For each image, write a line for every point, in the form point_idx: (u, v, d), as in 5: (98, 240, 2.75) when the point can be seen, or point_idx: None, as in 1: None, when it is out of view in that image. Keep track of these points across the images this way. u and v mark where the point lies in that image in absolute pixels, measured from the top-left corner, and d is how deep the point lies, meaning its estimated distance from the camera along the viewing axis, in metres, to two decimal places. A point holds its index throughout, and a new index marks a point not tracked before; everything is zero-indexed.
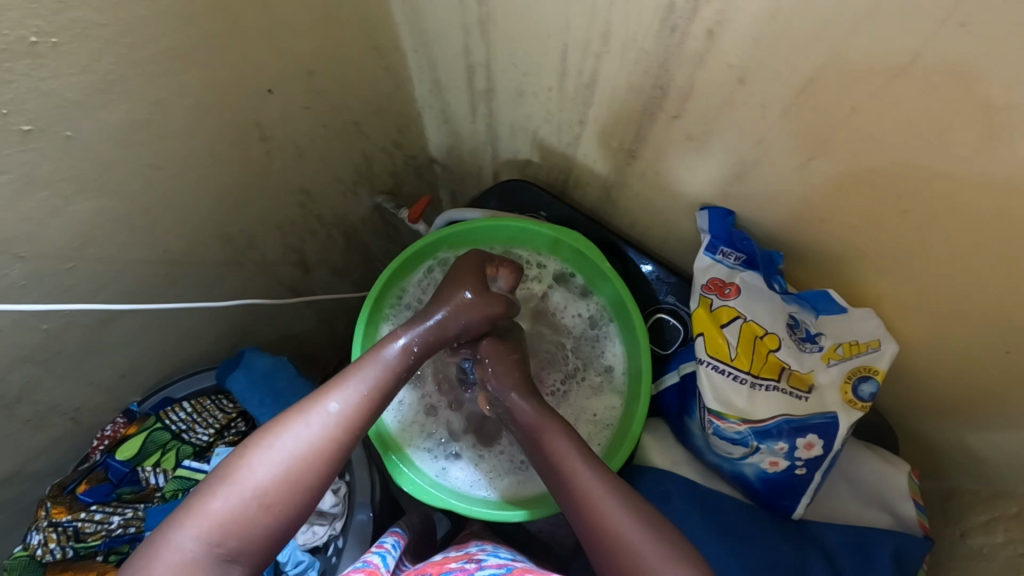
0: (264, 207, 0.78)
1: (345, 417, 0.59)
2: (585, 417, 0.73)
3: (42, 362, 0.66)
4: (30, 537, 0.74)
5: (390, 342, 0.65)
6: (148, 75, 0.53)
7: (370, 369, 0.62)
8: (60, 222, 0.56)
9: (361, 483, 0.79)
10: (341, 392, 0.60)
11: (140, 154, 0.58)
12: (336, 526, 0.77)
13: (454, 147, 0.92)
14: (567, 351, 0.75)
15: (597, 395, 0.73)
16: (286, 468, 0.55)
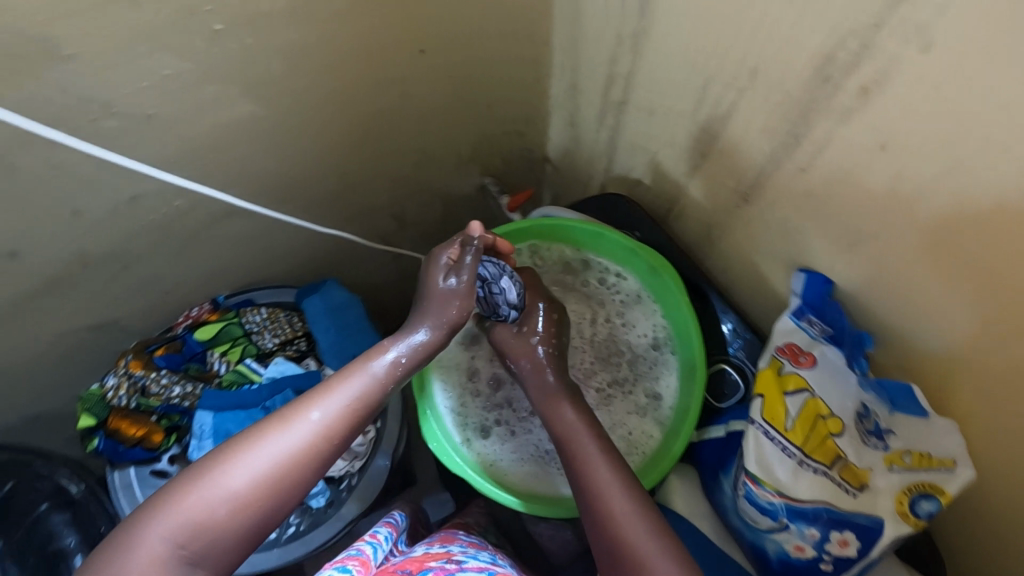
0: (383, 156, 0.85)
1: (327, 426, 0.57)
2: (619, 434, 0.67)
3: (165, 234, 0.74)
4: (108, 379, 0.83)
5: (380, 354, 0.63)
6: (330, 9, 0.59)
7: (355, 381, 0.60)
8: (218, 116, 0.63)
9: (389, 433, 0.85)
10: (326, 402, 0.58)
11: (300, 76, 0.64)
12: (354, 466, 0.83)
13: (571, 151, 0.96)
14: (619, 367, 0.70)
15: (636, 418, 0.68)
16: (266, 474, 0.53)
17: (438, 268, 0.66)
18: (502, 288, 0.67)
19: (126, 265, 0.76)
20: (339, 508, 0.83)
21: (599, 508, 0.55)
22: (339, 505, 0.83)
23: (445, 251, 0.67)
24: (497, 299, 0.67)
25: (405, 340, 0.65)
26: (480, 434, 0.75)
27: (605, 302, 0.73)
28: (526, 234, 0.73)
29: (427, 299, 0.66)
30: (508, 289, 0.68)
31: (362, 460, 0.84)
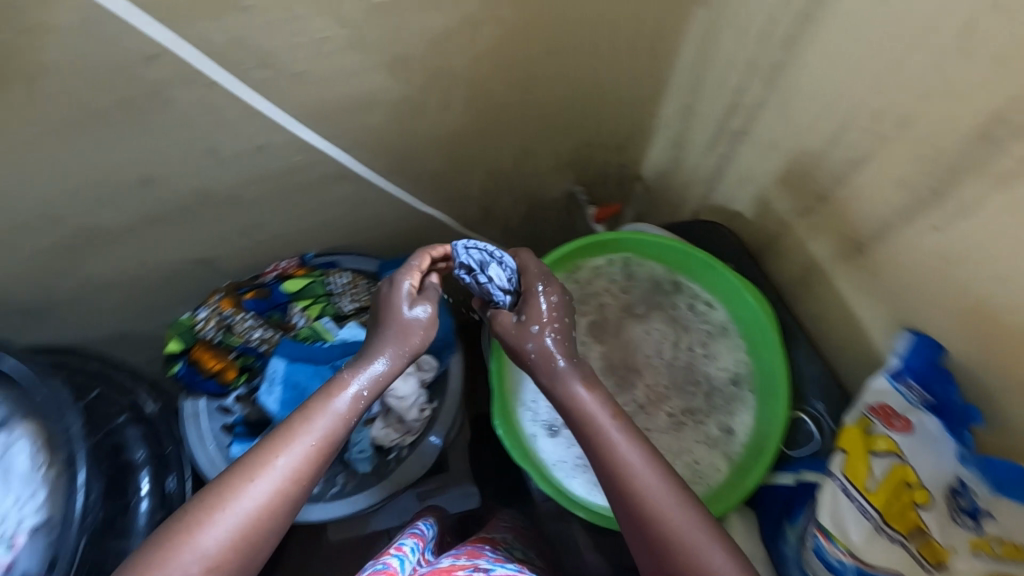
0: (489, 147, 0.88)
1: (293, 470, 0.55)
2: (684, 462, 0.64)
3: (281, 185, 0.79)
4: (199, 311, 0.88)
5: (340, 391, 0.60)
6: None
7: (318, 419, 0.58)
8: (357, 82, 0.67)
9: (444, 415, 0.89)
10: (290, 447, 0.56)
11: (439, 56, 0.68)
12: (405, 440, 0.87)
13: (669, 172, 0.97)
14: (694, 395, 0.67)
15: (705, 450, 0.65)
16: (239, 529, 0.52)
17: (398, 297, 0.66)
18: (486, 279, 0.66)
19: (241, 208, 0.81)
20: (383, 476, 0.87)
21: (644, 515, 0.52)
22: (384, 475, 0.87)
23: (408, 277, 0.67)
24: (486, 289, 0.67)
25: (363, 372, 0.62)
26: (547, 432, 0.76)
27: (689, 328, 0.70)
28: (621, 245, 0.71)
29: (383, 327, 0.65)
30: (497, 279, 0.66)
31: (413, 437, 0.88)
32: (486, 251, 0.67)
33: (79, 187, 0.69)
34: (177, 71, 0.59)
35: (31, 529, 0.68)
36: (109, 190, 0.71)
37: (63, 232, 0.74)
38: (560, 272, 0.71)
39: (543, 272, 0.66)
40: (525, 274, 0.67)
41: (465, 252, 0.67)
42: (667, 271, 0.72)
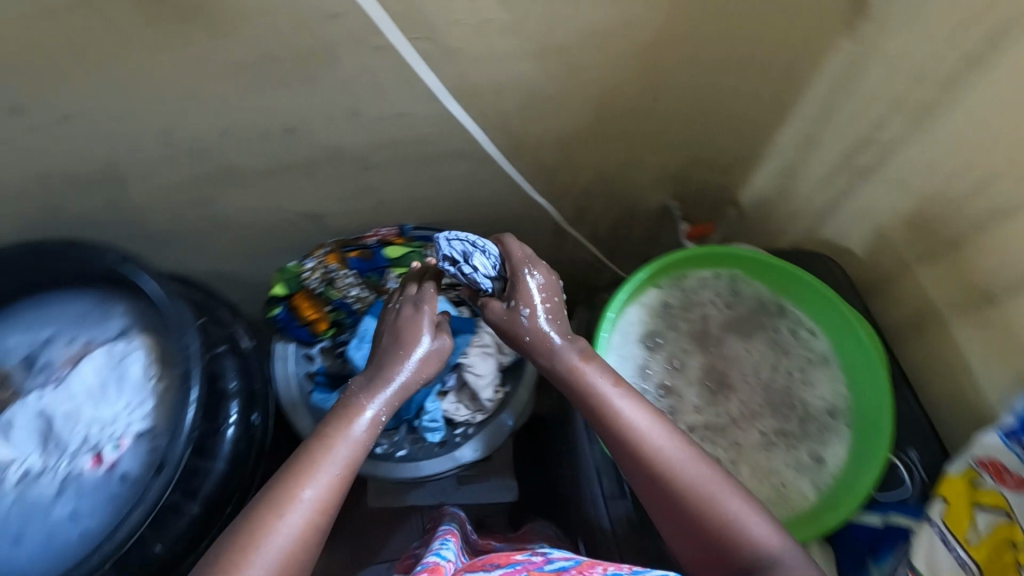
0: (602, 148, 0.90)
1: (321, 501, 0.57)
2: (770, 481, 0.63)
3: (406, 152, 0.83)
4: (306, 262, 0.92)
5: (357, 417, 0.64)
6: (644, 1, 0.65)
7: (338, 448, 0.61)
8: (505, 66, 0.71)
9: (517, 400, 0.90)
10: (316, 479, 0.58)
11: (586, 53, 0.71)
12: (475, 418, 0.90)
13: (771, 201, 0.98)
14: (788, 419, 0.66)
15: (793, 474, 0.64)
16: (279, 562, 0.53)
17: (421, 320, 0.71)
18: (472, 268, 0.69)
19: (364, 169, 0.86)
20: (449, 450, 0.88)
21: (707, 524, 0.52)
22: (451, 448, 0.88)
23: (429, 305, 0.73)
24: (472, 278, 0.70)
25: (376, 397, 0.66)
26: None
27: (790, 353, 0.70)
28: (728, 261, 0.72)
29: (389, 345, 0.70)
30: (481, 267, 0.70)
31: (484, 415, 0.90)
32: (467, 241, 0.71)
33: (232, 128, 0.75)
34: (351, 32, 0.63)
35: (137, 433, 0.73)
36: (256, 135, 0.76)
37: (207, 166, 0.80)
38: (666, 276, 0.72)
39: (526, 255, 0.69)
40: (509, 259, 0.70)
41: (446, 244, 0.71)
42: (774, 294, 0.72)
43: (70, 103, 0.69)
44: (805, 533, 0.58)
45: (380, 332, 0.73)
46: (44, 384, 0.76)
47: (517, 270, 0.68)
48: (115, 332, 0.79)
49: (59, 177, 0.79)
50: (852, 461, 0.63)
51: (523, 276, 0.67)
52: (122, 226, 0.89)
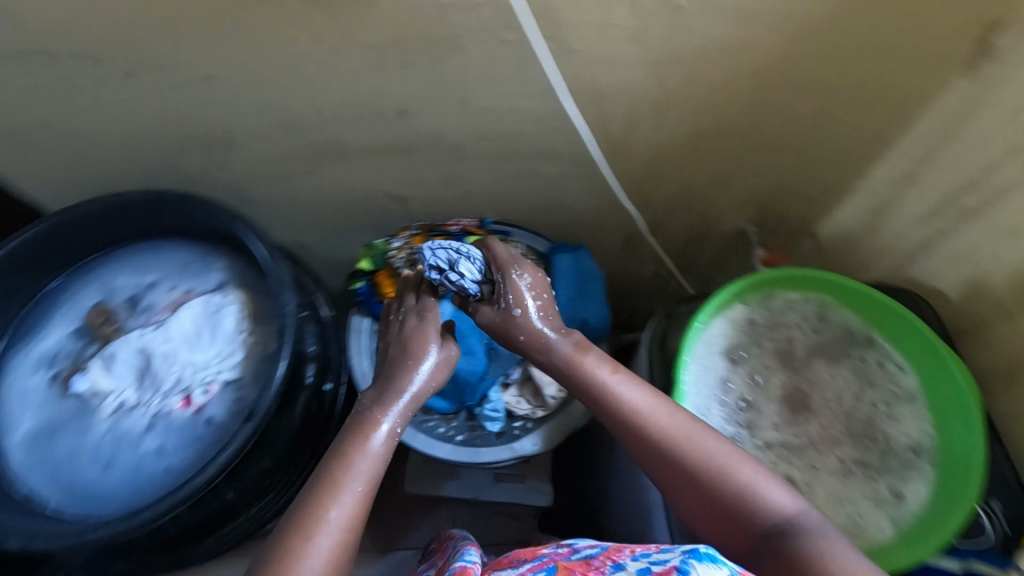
0: (691, 164, 0.92)
1: (348, 518, 0.58)
2: (846, 510, 0.63)
3: (503, 146, 0.86)
4: (393, 240, 0.95)
5: (373, 433, 0.65)
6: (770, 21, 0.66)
7: (359, 464, 0.62)
8: (620, 72, 0.73)
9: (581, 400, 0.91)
10: (340, 499, 0.59)
11: (701, 67, 0.72)
12: (535, 413, 0.91)
13: (853, 236, 0.97)
14: (869, 449, 0.66)
15: (871, 506, 0.63)
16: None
17: (427, 328, 0.75)
18: (458, 274, 0.75)
19: (461, 158, 0.89)
20: (509, 441, 0.89)
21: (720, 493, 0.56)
22: (510, 439, 0.89)
23: (433, 313, 0.77)
24: (460, 284, 0.76)
25: (390, 411, 0.68)
26: None
27: (875, 385, 0.69)
28: (819, 285, 0.72)
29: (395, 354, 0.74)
30: (468, 272, 0.76)
31: (545, 412, 0.91)
32: (452, 251, 0.77)
33: (349, 105, 0.78)
34: (486, 24, 0.66)
35: (225, 381, 0.77)
36: (371, 114, 0.80)
37: (317, 140, 0.84)
38: (755, 294, 0.73)
39: (510, 256, 0.74)
40: (492, 262, 0.76)
41: (433, 254, 0.77)
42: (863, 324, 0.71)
43: (209, 66, 0.73)
44: (884, 568, 0.58)
45: (386, 346, 0.77)
46: (144, 324, 0.80)
47: (503, 270, 0.73)
48: (213, 284, 0.84)
49: (181, 134, 0.84)
50: (934, 501, 0.62)
51: (511, 276, 0.73)
52: (226, 186, 0.94)
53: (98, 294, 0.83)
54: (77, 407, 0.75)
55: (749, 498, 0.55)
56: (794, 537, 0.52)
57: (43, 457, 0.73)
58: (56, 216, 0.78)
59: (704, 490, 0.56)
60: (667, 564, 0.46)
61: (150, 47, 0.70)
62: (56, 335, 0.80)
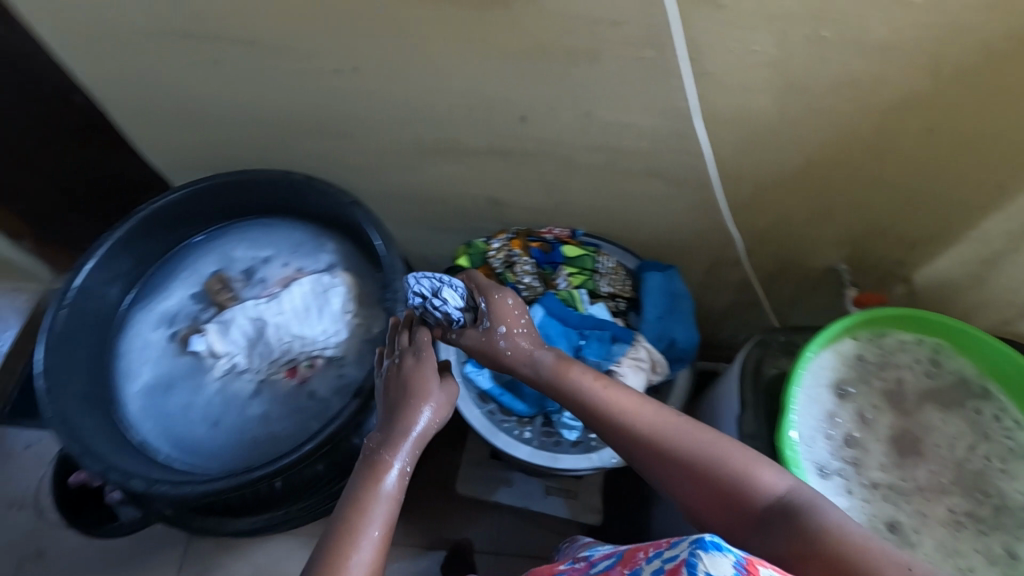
0: (792, 199, 0.91)
1: (372, 553, 0.56)
2: (956, 561, 0.60)
3: (610, 161, 0.88)
4: (493, 241, 0.98)
5: (387, 473, 0.63)
6: (909, 60, 0.67)
7: (374, 506, 0.60)
8: (744, 99, 0.74)
9: None
10: (363, 535, 0.57)
11: (827, 100, 0.73)
12: None
13: (955, 287, 0.94)
14: (980, 503, 0.63)
15: (983, 562, 0.60)
16: None
17: (427, 367, 0.71)
18: (442, 300, 0.76)
19: (567, 169, 0.91)
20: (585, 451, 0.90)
21: (710, 484, 0.59)
22: (587, 449, 0.90)
23: (429, 353, 0.72)
24: (444, 311, 0.76)
25: (400, 452, 0.64)
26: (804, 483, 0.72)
27: (989, 437, 0.67)
28: (936, 328, 0.70)
29: (393, 398, 0.69)
30: (451, 300, 0.77)
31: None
32: (434, 278, 0.78)
33: (474, 108, 0.82)
34: (625, 41, 0.68)
35: (329, 357, 0.80)
36: (492, 118, 0.83)
37: (434, 139, 0.88)
38: (867, 330, 0.72)
39: (487, 282, 0.78)
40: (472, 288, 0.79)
41: (416, 282, 0.77)
42: (978, 375, 0.69)
43: (351, 63, 0.77)
44: None
45: (383, 390, 0.72)
46: (258, 295, 0.85)
47: (485, 294, 0.77)
48: (324, 265, 0.87)
49: (307, 123, 0.89)
50: None
51: (493, 298, 0.77)
52: (340, 172, 0.99)
53: (218, 262, 0.88)
54: (191, 365, 0.80)
55: (740, 481, 0.58)
56: (787, 509, 0.55)
57: (157, 408, 0.78)
58: (198, 184, 0.81)
59: (698, 482, 0.60)
60: (678, 559, 0.43)
61: (303, 40, 0.75)
62: (176, 296, 0.85)
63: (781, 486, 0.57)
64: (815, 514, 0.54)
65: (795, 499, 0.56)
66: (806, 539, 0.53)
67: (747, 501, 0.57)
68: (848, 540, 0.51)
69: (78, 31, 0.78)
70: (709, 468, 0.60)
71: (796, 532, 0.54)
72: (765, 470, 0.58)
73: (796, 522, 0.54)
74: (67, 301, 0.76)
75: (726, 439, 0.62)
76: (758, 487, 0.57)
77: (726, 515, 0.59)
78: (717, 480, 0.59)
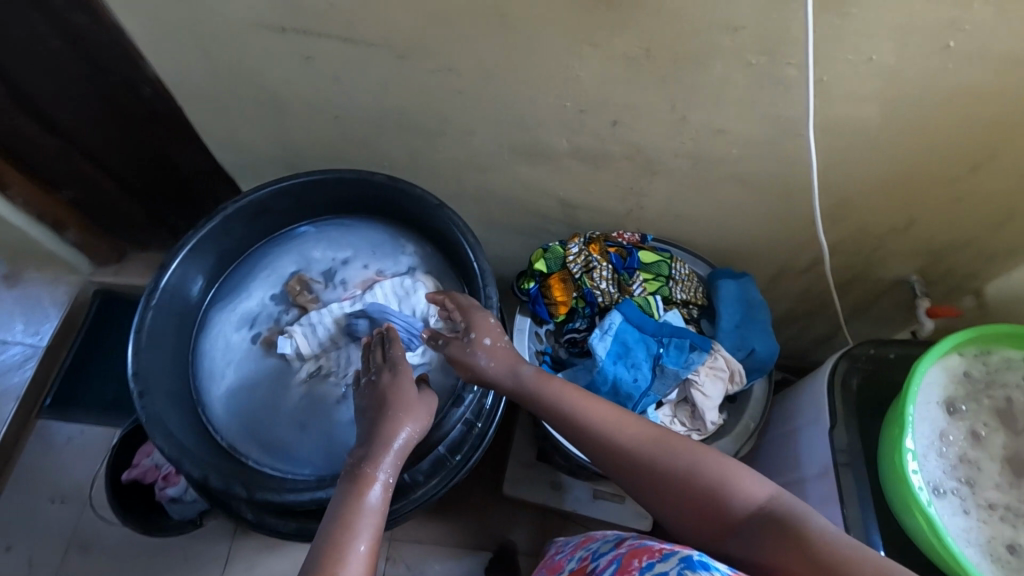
0: (877, 209, 0.90)
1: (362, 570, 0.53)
2: None
3: (695, 166, 0.87)
4: (569, 245, 0.97)
5: (370, 485, 0.60)
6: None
7: (361, 519, 0.56)
8: (848, 106, 0.72)
9: (735, 429, 0.92)
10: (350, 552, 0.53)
11: (933, 110, 0.71)
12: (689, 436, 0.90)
13: None
14: None
15: None
16: None
17: (404, 379, 0.70)
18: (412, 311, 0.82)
19: (648, 174, 0.90)
20: None
21: (693, 496, 0.59)
22: None
23: (403, 369, 0.71)
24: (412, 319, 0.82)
25: (381, 465, 0.62)
26: None
27: None
28: None
29: (370, 411, 0.69)
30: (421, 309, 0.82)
31: (700, 436, 0.90)
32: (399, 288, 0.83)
33: (565, 112, 0.80)
34: (737, 48, 0.67)
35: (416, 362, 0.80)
36: (582, 121, 0.82)
37: (519, 140, 0.87)
38: (973, 346, 0.70)
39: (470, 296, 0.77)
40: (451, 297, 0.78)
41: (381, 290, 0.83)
42: None
43: (444, 63, 0.76)
44: None
45: (362, 408, 0.70)
46: (340, 298, 0.84)
47: (464, 305, 0.76)
48: (405, 268, 0.86)
49: (389, 122, 0.88)
50: None
51: (476, 309, 0.75)
52: (414, 171, 0.98)
53: (296, 262, 0.86)
54: (277, 367, 0.80)
55: (723, 493, 0.58)
56: (772, 516, 0.56)
57: (242, 410, 0.78)
58: (285, 183, 0.79)
59: (681, 493, 0.60)
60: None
61: (398, 38, 0.73)
62: (256, 296, 0.84)
63: (765, 495, 0.58)
64: (802, 521, 0.54)
65: (780, 506, 0.56)
66: (797, 547, 0.52)
67: (733, 510, 0.58)
68: (836, 543, 0.51)
69: (168, 25, 0.77)
70: (691, 480, 0.60)
71: (784, 539, 0.53)
72: (746, 478, 0.59)
73: (782, 531, 0.54)
74: (154, 301, 0.75)
75: (709, 450, 0.62)
76: (742, 496, 0.58)
77: (713, 525, 0.59)
78: (699, 489, 0.59)
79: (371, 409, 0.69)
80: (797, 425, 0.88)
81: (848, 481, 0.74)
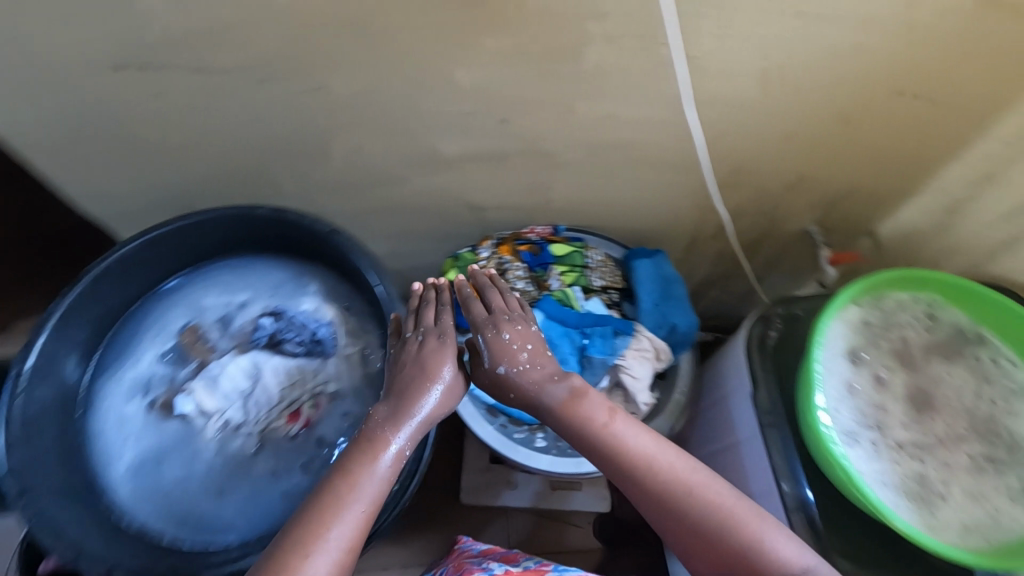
0: (768, 171, 0.92)
1: (349, 539, 0.55)
2: (984, 503, 0.64)
3: (591, 153, 0.86)
4: (482, 250, 0.97)
5: (386, 445, 0.61)
6: (876, 30, 0.67)
7: (366, 482, 0.58)
8: (722, 79, 0.73)
9: (670, 406, 0.93)
10: (343, 519, 0.55)
11: (799, 74, 0.73)
12: None
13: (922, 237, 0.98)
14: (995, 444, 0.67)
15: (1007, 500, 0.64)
16: None
17: (450, 352, 0.67)
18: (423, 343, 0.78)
19: (547, 167, 0.88)
20: None
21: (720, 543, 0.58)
22: None
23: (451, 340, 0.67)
24: None
25: (409, 428, 0.62)
26: None
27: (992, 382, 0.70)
28: (931, 285, 0.73)
29: (411, 361, 0.66)
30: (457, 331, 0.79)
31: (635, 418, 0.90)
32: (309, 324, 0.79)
33: (448, 116, 0.77)
34: (604, 35, 0.66)
35: (332, 395, 0.76)
36: (467, 123, 0.79)
37: (408, 150, 0.83)
38: (867, 295, 0.73)
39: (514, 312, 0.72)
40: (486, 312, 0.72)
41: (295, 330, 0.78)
42: (971, 323, 0.73)
43: (309, 83, 0.71)
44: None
45: (399, 362, 0.67)
46: (238, 345, 0.78)
47: (485, 331, 0.70)
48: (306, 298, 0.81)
49: (266, 149, 0.82)
50: None
51: (501, 335, 0.69)
52: (307, 194, 0.92)
53: (187, 314, 0.80)
54: (180, 431, 0.74)
55: (753, 553, 0.56)
56: None
57: (151, 487, 0.71)
58: (150, 233, 0.73)
59: (699, 531, 0.59)
60: None
61: (251, 62, 0.67)
62: (146, 357, 0.77)
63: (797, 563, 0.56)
64: None
65: None
66: None
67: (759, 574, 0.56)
68: None
69: None
70: (720, 528, 0.58)
71: None
72: (782, 542, 0.57)
73: None
74: (21, 387, 0.67)
75: (750, 506, 0.59)
76: (774, 560, 0.56)
77: None
78: (729, 542, 0.57)
79: (413, 357, 0.66)
80: (726, 391, 0.90)
81: (775, 440, 0.76)
